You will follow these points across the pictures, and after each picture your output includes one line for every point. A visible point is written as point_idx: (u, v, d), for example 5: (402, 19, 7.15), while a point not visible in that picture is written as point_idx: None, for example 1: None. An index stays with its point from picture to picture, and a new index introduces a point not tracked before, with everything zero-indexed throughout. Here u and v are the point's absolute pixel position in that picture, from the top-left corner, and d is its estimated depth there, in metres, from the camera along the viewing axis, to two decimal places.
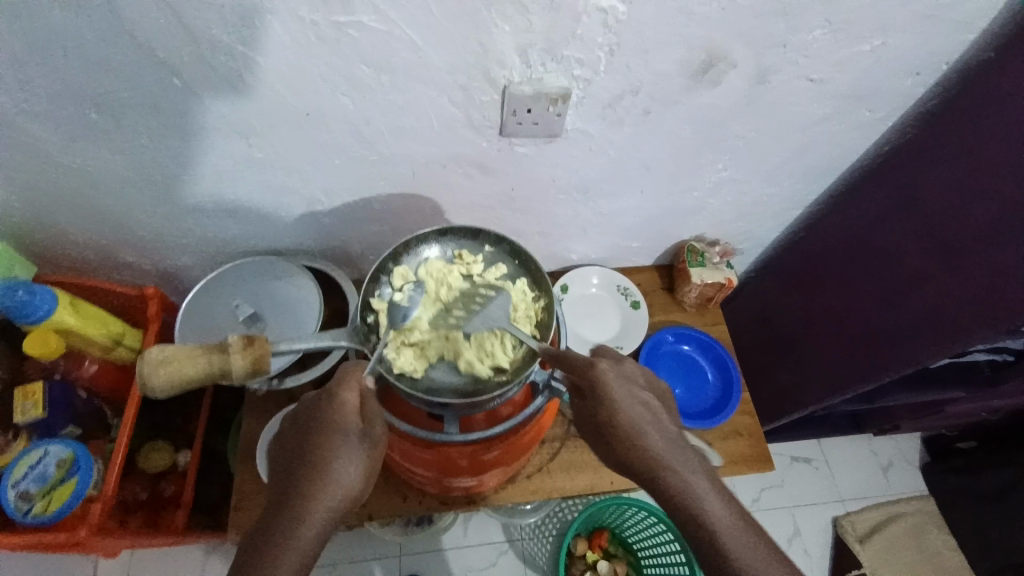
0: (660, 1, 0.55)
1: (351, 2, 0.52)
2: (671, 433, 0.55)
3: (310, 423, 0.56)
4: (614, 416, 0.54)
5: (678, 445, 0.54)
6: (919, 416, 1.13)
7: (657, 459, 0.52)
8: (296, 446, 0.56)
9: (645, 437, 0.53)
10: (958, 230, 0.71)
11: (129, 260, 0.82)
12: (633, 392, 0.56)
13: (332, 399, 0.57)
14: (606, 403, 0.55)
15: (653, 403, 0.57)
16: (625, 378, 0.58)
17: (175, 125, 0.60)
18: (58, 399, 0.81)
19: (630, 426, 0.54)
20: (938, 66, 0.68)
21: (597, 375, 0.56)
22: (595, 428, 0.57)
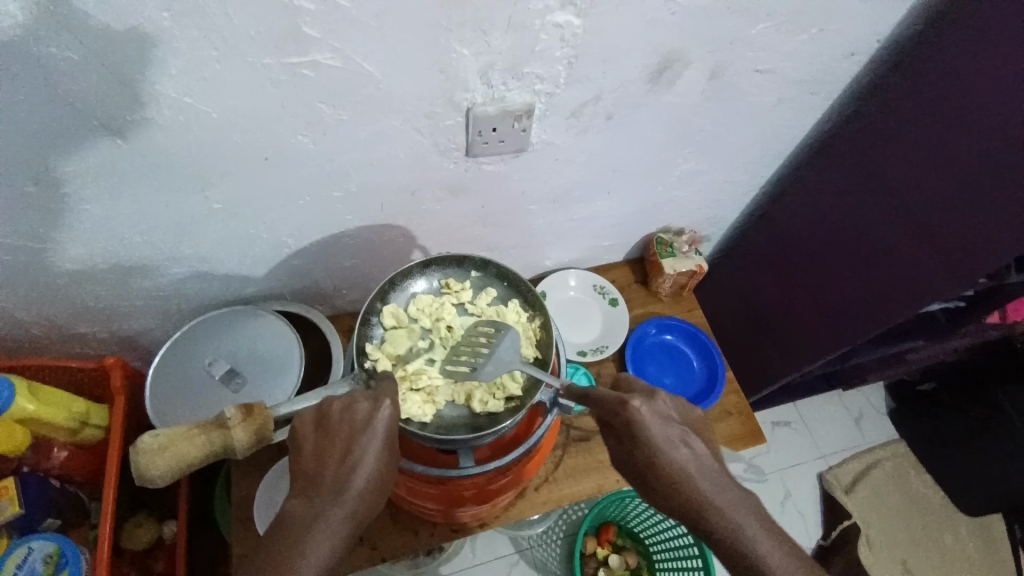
0: (615, 13, 0.56)
1: (306, 42, 0.50)
2: (711, 467, 0.55)
3: (338, 428, 0.53)
4: (658, 464, 0.54)
5: (721, 482, 0.54)
6: (885, 368, 1.19)
7: (704, 502, 0.53)
8: (328, 457, 0.53)
9: (694, 483, 0.53)
10: (914, 195, 0.74)
11: (84, 331, 0.77)
12: (675, 434, 0.55)
13: (374, 416, 0.54)
14: (649, 449, 0.54)
15: (693, 439, 0.56)
16: (663, 413, 0.57)
17: (125, 181, 0.58)
18: (35, 497, 0.74)
19: (674, 470, 0.54)
20: (868, 45, 0.72)
21: (636, 417, 0.55)
22: (635, 470, 0.56)
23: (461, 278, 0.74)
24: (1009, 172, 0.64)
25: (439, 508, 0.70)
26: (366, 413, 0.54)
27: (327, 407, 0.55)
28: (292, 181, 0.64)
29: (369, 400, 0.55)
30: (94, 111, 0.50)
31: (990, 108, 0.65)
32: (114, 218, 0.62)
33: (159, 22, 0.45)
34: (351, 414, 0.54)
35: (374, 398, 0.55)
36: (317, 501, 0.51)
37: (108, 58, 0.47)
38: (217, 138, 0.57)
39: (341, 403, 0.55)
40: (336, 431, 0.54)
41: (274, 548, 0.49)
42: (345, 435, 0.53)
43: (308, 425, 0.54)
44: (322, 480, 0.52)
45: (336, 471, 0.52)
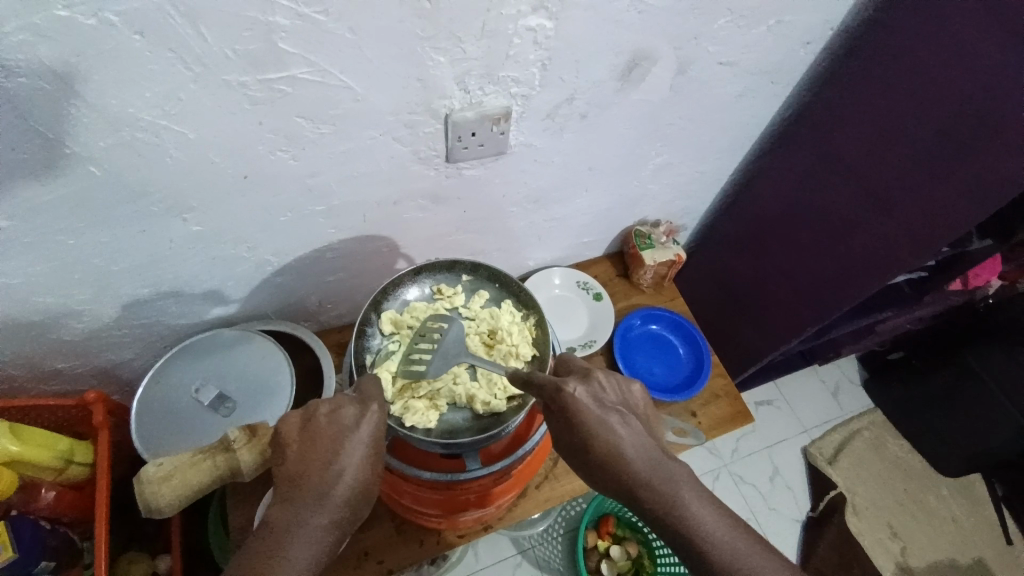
0: (585, 14, 0.57)
1: (282, 58, 0.50)
2: (649, 444, 0.55)
3: (327, 434, 0.53)
4: (597, 444, 0.54)
5: (658, 457, 0.55)
6: (857, 341, 1.24)
7: (641, 479, 0.53)
8: (313, 462, 0.52)
9: (630, 461, 0.54)
10: (875, 172, 0.78)
11: (60, 366, 0.74)
12: (614, 414, 0.56)
13: (361, 423, 0.54)
14: (585, 430, 0.55)
15: (631, 419, 0.56)
16: (600, 395, 0.57)
17: (99, 211, 0.57)
18: (27, 538, 0.70)
19: (611, 450, 0.54)
20: (822, 34, 0.75)
21: (570, 400, 0.56)
22: (576, 455, 0.56)
23: (453, 284, 0.75)
24: (962, 143, 0.67)
25: (442, 514, 0.70)
26: (352, 419, 0.55)
27: (313, 412, 0.54)
28: (273, 199, 0.64)
29: (355, 407, 0.55)
30: (65, 139, 0.49)
31: (940, 84, 0.68)
32: (89, 247, 0.60)
33: (131, 45, 0.45)
34: (337, 420, 0.54)
35: (362, 404, 0.56)
36: (299, 508, 0.50)
37: (78, 83, 0.46)
38: (195, 160, 0.56)
39: (327, 408, 0.54)
40: (322, 436, 0.53)
41: (252, 553, 0.47)
42: (330, 441, 0.53)
43: (293, 427, 0.53)
44: (305, 486, 0.51)
45: (320, 477, 0.51)
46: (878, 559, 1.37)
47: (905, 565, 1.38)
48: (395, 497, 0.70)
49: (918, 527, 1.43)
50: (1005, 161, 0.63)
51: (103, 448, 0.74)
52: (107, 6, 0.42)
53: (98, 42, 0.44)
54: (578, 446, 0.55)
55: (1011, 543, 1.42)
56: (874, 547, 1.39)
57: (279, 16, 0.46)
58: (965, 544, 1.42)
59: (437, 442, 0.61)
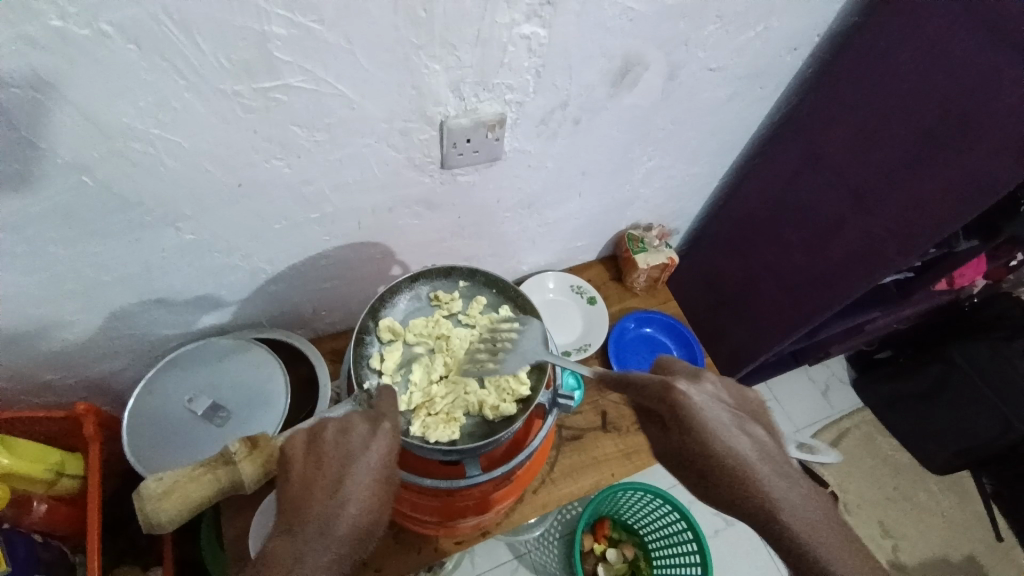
0: (579, 22, 0.58)
1: (277, 67, 0.50)
2: (771, 454, 0.54)
3: (332, 455, 0.53)
4: (715, 453, 0.52)
5: (781, 468, 0.54)
6: (846, 340, 1.26)
7: (766, 491, 0.52)
8: (318, 484, 0.52)
9: (757, 471, 0.53)
10: (862, 176, 0.79)
11: (50, 378, 0.73)
12: (734, 423, 0.55)
13: (367, 445, 0.54)
14: (703, 436, 0.52)
15: (750, 430, 0.55)
16: (718, 400, 0.56)
17: (91, 221, 0.56)
18: (22, 554, 0.70)
19: (735, 459, 0.52)
20: (809, 41, 0.77)
21: (686, 404, 0.53)
22: (685, 462, 0.54)
23: (450, 290, 0.75)
24: (943, 143, 0.69)
25: (439, 520, 0.70)
26: (361, 440, 0.54)
27: (320, 431, 0.54)
28: (267, 207, 0.63)
29: (365, 427, 0.55)
30: (57, 149, 0.49)
31: (922, 86, 0.69)
32: (81, 258, 0.60)
33: (124, 54, 0.44)
34: (345, 441, 0.54)
35: (371, 423, 0.55)
36: (304, 530, 0.49)
37: (72, 94, 0.45)
38: (188, 169, 0.55)
39: (336, 428, 0.54)
40: (329, 457, 0.53)
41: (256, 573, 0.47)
42: (337, 463, 0.53)
43: (298, 447, 0.53)
44: (309, 509, 0.50)
45: (327, 500, 0.51)
46: None
47: (897, 562, 1.39)
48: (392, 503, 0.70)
49: (909, 524, 1.45)
50: (987, 160, 0.65)
51: (94, 460, 0.73)
52: (101, 16, 0.42)
53: (92, 52, 0.43)
54: (692, 454, 0.53)
55: (1000, 539, 1.44)
56: (866, 545, 1.40)
57: (274, 25, 0.46)
58: (956, 540, 1.44)
59: (438, 450, 0.61)
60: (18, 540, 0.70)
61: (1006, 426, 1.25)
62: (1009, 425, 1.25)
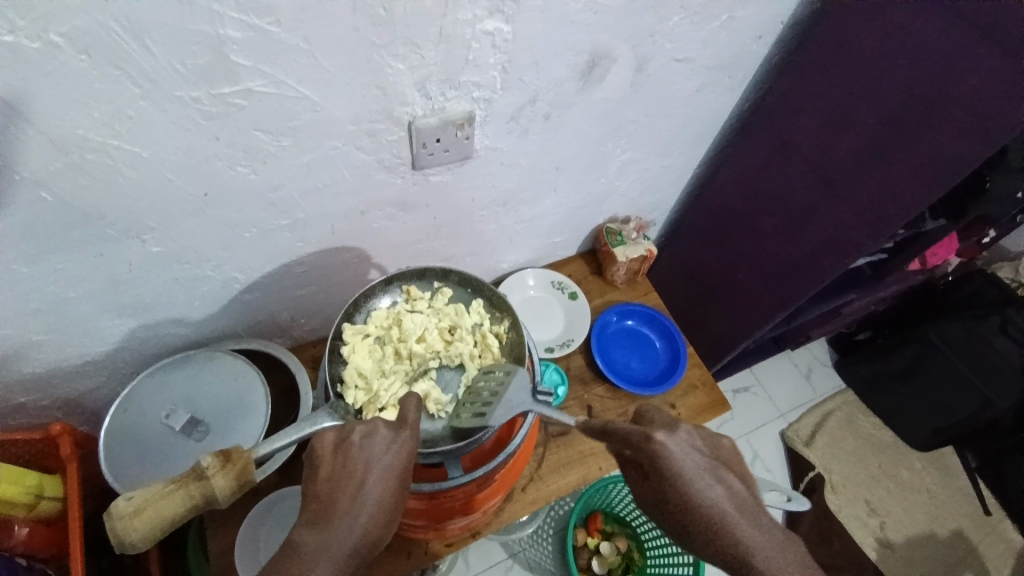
0: (543, 18, 0.58)
1: (235, 71, 0.49)
2: (745, 502, 0.55)
3: (355, 461, 0.53)
4: (696, 507, 0.53)
5: (757, 519, 0.54)
6: (825, 323, 1.27)
7: (743, 546, 0.52)
8: (341, 487, 0.52)
9: (735, 527, 0.53)
10: (830, 162, 0.80)
11: (22, 401, 0.72)
12: (709, 473, 0.55)
13: (388, 451, 0.54)
14: (684, 487, 0.54)
15: (726, 479, 0.56)
16: (689, 446, 0.57)
17: (53, 238, 0.55)
18: None
19: (713, 514, 0.53)
20: (773, 29, 0.78)
21: (662, 453, 0.55)
22: (667, 514, 0.55)
23: (424, 291, 0.74)
24: (906, 127, 0.70)
25: (428, 523, 0.69)
26: (382, 445, 0.55)
27: (347, 433, 0.55)
28: (236, 215, 0.62)
29: (388, 432, 0.56)
30: (14, 164, 0.47)
31: (884, 72, 0.71)
32: (46, 275, 0.58)
33: (76, 65, 0.43)
34: (369, 444, 0.54)
35: (395, 427, 0.56)
36: (328, 530, 0.50)
37: (26, 107, 0.44)
38: (151, 179, 0.54)
39: (361, 430, 0.55)
40: (353, 461, 0.53)
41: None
42: (360, 467, 0.53)
43: (327, 445, 0.54)
44: (334, 509, 0.51)
45: (348, 505, 0.51)
46: (857, 534, 1.41)
47: (885, 540, 1.42)
48: None
49: (895, 501, 1.47)
50: (950, 144, 0.67)
51: (72, 479, 0.72)
52: (50, 27, 0.41)
53: (43, 65, 0.42)
54: (670, 505, 0.54)
55: (989, 513, 1.47)
56: (854, 523, 1.42)
57: (229, 29, 0.46)
58: (944, 515, 1.46)
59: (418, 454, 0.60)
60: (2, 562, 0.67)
61: (985, 402, 1.32)
62: (988, 401, 1.32)
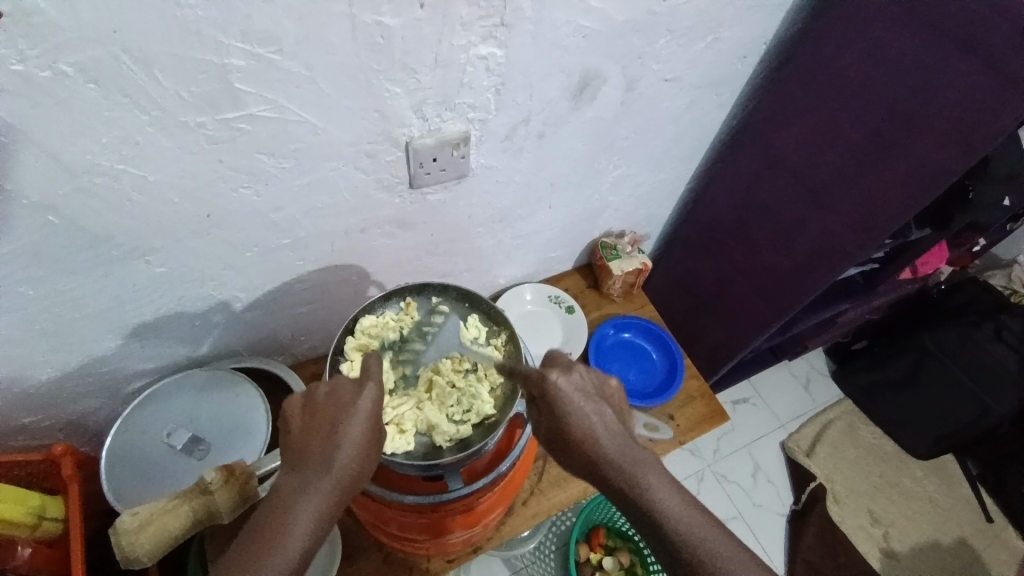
0: (534, 42, 0.60)
1: (239, 98, 0.51)
2: (618, 433, 0.57)
3: (323, 411, 0.55)
4: (572, 431, 0.56)
5: (628, 446, 0.56)
6: (821, 333, 1.29)
7: (609, 462, 0.55)
8: (314, 436, 0.54)
9: (603, 448, 0.56)
10: (818, 174, 0.82)
11: (25, 422, 0.72)
12: (590, 403, 0.57)
13: (356, 396, 0.56)
14: (572, 423, 0.56)
15: (604, 410, 0.58)
16: (581, 385, 0.58)
17: (58, 261, 0.56)
18: None
19: (585, 435, 0.56)
20: (757, 48, 0.80)
21: (553, 390, 0.56)
22: (558, 442, 0.58)
23: (422, 306, 0.75)
24: (889, 139, 0.72)
25: (429, 538, 0.70)
26: (349, 394, 0.56)
27: (312, 393, 0.57)
28: (237, 235, 0.64)
29: (353, 383, 0.57)
30: (23, 189, 0.49)
31: (866, 87, 0.73)
32: (51, 296, 0.59)
33: (85, 93, 0.45)
34: (337, 396, 0.56)
35: (358, 378, 0.58)
36: (306, 473, 0.52)
37: (37, 134, 0.46)
38: (154, 201, 0.56)
39: (325, 387, 0.57)
40: (322, 412, 0.55)
41: (258, 519, 0.50)
42: (331, 415, 0.55)
43: (296, 405, 0.57)
44: (308, 455, 0.53)
45: (323, 448, 0.53)
46: (861, 545, 1.40)
47: (889, 550, 1.41)
48: (379, 524, 0.70)
49: (897, 510, 1.47)
50: (933, 154, 0.69)
51: (74, 500, 0.71)
52: (61, 58, 0.42)
53: (52, 93, 0.44)
54: (557, 430, 0.57)
55: (991, 520, 1.47)
56: (857, 534, 1.42)
57: (234, 58, 0.48)
58: (946, 524, 1.46)
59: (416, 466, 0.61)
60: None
61: (984, 410, 1.31)
62: (987, 408, 1.31)
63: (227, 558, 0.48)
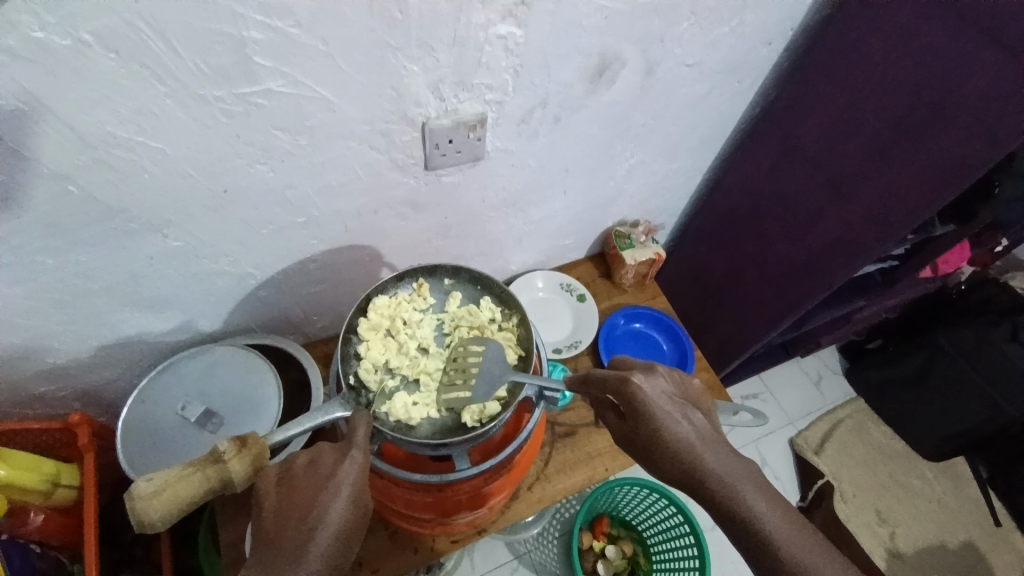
0: (555, 21, 0.59)
1: (256, 71, 0.51)
2: (712, 438, 0.57)
3: (302, 488, 0.55)
4: (661, 437, 0.56)
5: (724, 454, 0.56)
6: (835, 330, 1.27)
7: (707, 471, 0.54)
8: (292, 515, 0.54)
9: (699, 454, 0.55)
10: (838, 166, 0.81)
11: (42, 391, 0.74)
12: (677, 409, 0.58)
13: (337, 471, 0.56)
14: (656, 421, 0.57)
15: (693, 415, 0.59)
16: (664, 391, 0.60)
17: (74, 231, 0.57)
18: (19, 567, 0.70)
19: (679, 443, 0.56)
20: (783, 34, 0.78)
21: (638, 395, 0.58)
22: (642, 451, 0.58)
23: (435, 288, 0.76)
24: (912, 131, 0.71)
25: (434, 517, 0.70)
26: (331, 467, 0.56)
27: (290, 467, 0.57)
28: (252, 212, 0.64)
29: (335, 454, 0.58)
30: (41, 157, 0.49)
31: (890, 76, 0.72)
32: (69, 268, 0.60)
33: (103, 62, 0.45)
34: (317, 469, 0.56)
35: (342, 451, 0.58)
36: (284, 557, 0.51)
37: (55, 103, 0.46)
38: (171, 175, 0.56)
39: (307, 459, 0.58)
40: (301, 488, 0.55)
41: None
42: (310, 493, 0.55)
43: (270, 481, 0.56)
44: (285, 536, 0.53)
45: (302, 528, 0.53)
46: (867, 544, 1.39)
47: (895, 550, 1.40)
48: (386, 502, 0.71)
49: (905, 510, 1.45)
50: (957, 147, 0.67)
51: (89, 469, 0.73)
52: (81, 25, 0.42)
53: (70, 62, 0.44)
54: (641, 437, 0.58)
55: (999, 524, 1.45)
56: (864, 533, 1.41)
57: (251, 30, 0.47)
58: (955, 526, 1.44)
59: (419, 444, 0.61)
60: (15, 550, 0.70)
61: (995, 410, 1.30)
62: (998, 409, 1.29)
63: None
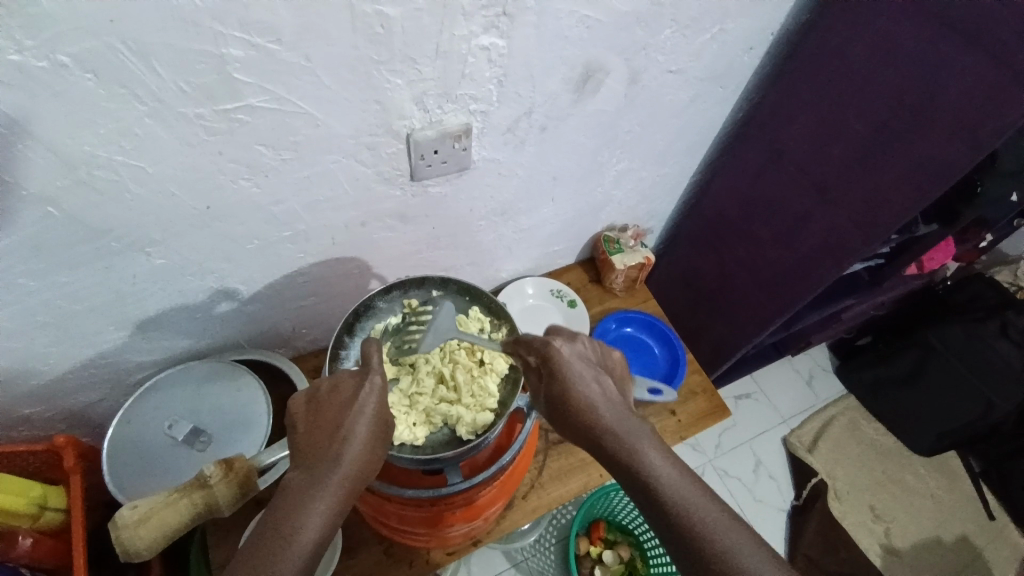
0: (538, 33, 0.59)
1: (239, 90, 0.50)
2: (617, 403, 0.58)
3: (326, 412, 0.56)
4: (572, 397, 0.57)
5: (628, 417, 0.57)
6: (824, 329, 1.28)
7: (605, 431, 0.56)
8: (321, 431, 0.54)
9: (599, 415, 0.56)
10: (823, 168, 0.81)
11: (28, 412, 0.72)
12: (589, 373, 0.59)
13: (359, 393, 0.56)
14: (563, 381, 0.58)
15: (604, 379, 0.60)
16: (581, 355, 0.61)
17: (56, 253, 0.56)
18: None
19: (584, 402, 0.57)
20: (765, 39, 0.79)
21: (554, 355, 0.59)
22: (556, 411, 0.59)
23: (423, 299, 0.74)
24: (895, 133, 0.71)
25: (429, 532, 0.69)
26: (353, 390, 0.57)
27: (317, 390, 0.58)
28: (237, 227, 0.63)
29: (356, 378, 0.57)
30: (22, 181, 0.49)
31: (872, 77, 0.72)
32: (51, 289, 0.59)
33: (83, 84, 0.45)
34: (340, 391, 0.57)
35: (364, 374, 0.57)
36: (314, 470, 0.52)
37: (33, 125, 0.45)
38: (154, 194, 0.55)
39: (328, 385, 0.58)
40: (328, 410, 0.56)
41: (268, 519, 0.49)
42: (336, 414, 0.55)
43: (300, 406, 0.57)
44: (316, 452, 0.53)
45: (331, 442, 0.54)
46: (863, 541, 1.40)
47: (890, 546, 1.41)
48: (379, 517, 0.70)
49: (898, 506, 1.46)
50: (940, 146, 0.67)
51: (78, 491, 0.72)
52: (58, 48, 0.42)
53: (48, 84, 0.43)
54: (555, 397, 0.59)
55: (993, 517, 1.46)
56: (859, 530, 1.42)
57: (232, 48, 0.47)
58: (948, 520, 1.45)
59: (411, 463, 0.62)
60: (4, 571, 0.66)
61: (988, 406, 1.32)
62: (992, 404, 1.31)
63: (242, 546, 0.47)
